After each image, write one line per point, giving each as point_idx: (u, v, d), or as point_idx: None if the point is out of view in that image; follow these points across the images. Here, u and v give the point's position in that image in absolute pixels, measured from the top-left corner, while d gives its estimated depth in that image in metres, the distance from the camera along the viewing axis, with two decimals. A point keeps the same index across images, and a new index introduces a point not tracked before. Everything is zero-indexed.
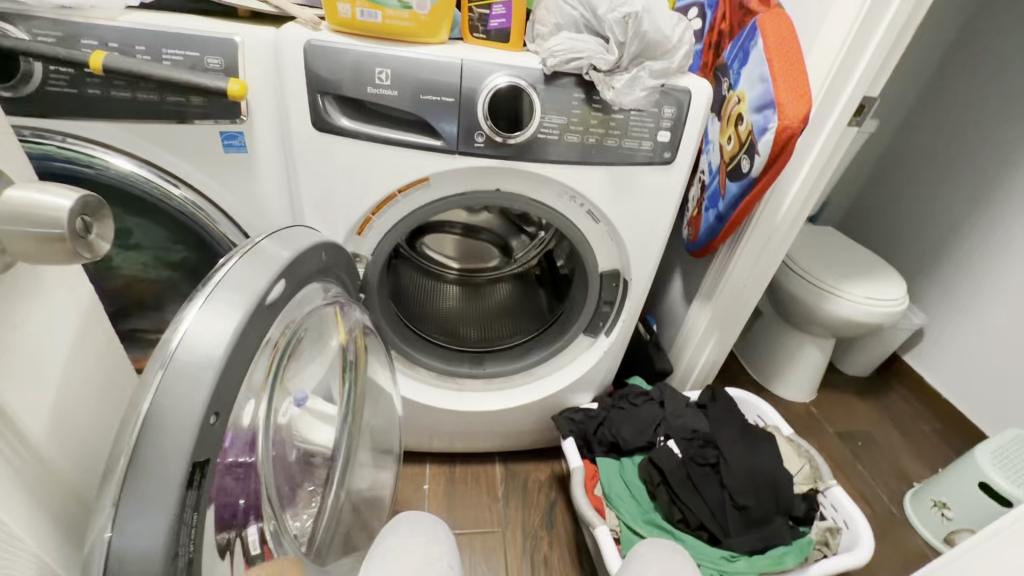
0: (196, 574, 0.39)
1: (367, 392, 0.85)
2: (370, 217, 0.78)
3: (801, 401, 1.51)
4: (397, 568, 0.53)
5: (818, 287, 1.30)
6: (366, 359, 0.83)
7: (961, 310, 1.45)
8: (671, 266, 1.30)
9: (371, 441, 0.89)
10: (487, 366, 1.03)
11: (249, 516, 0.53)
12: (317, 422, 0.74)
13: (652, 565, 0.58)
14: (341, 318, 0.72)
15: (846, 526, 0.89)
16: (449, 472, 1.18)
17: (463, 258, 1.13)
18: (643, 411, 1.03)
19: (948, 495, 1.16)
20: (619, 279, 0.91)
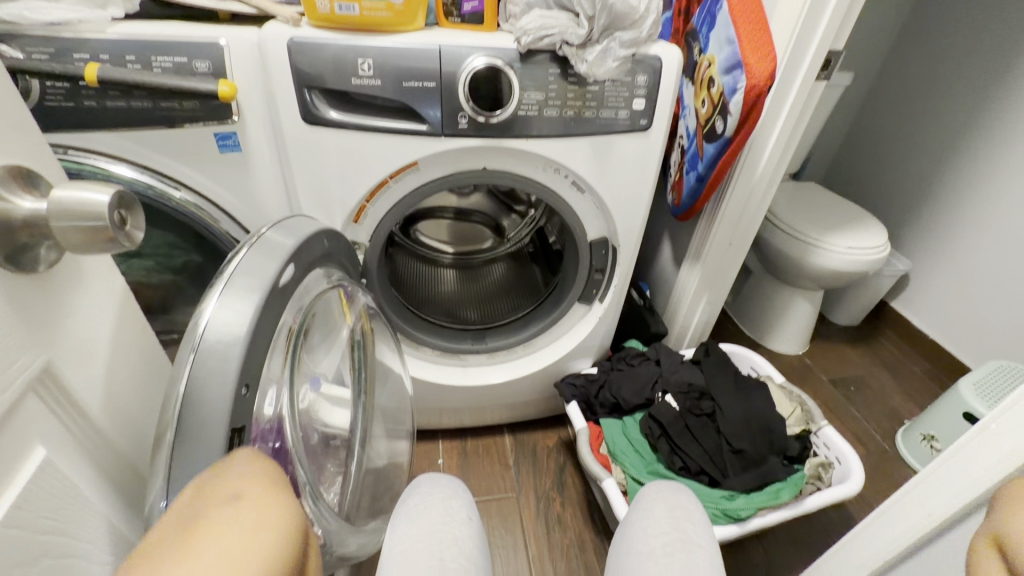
0: None
1: (376, 372, 0.90)
2: (366, 204, 0.82)
3: (795, 353, 1.57)
4: (419, 520, 0.58)
5: (802, 241, 1.34)
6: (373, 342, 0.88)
7: (943, 252, 1.50)
8: (659, 232, 1.34)
9: (385, 419, 0.94)
10: (489, 341, 1.08)
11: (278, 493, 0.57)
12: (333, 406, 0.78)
13: (659, 501, 0.63)
14: (345, 302, 0.77)
15: (839, 462, 0.96)
16: (461, 446, 1.23)
17: (457, 242, 1.17)
18: (640, 370, 1.08)
19: (936, 428, 1.21)
20: (608, 246, 0.95)
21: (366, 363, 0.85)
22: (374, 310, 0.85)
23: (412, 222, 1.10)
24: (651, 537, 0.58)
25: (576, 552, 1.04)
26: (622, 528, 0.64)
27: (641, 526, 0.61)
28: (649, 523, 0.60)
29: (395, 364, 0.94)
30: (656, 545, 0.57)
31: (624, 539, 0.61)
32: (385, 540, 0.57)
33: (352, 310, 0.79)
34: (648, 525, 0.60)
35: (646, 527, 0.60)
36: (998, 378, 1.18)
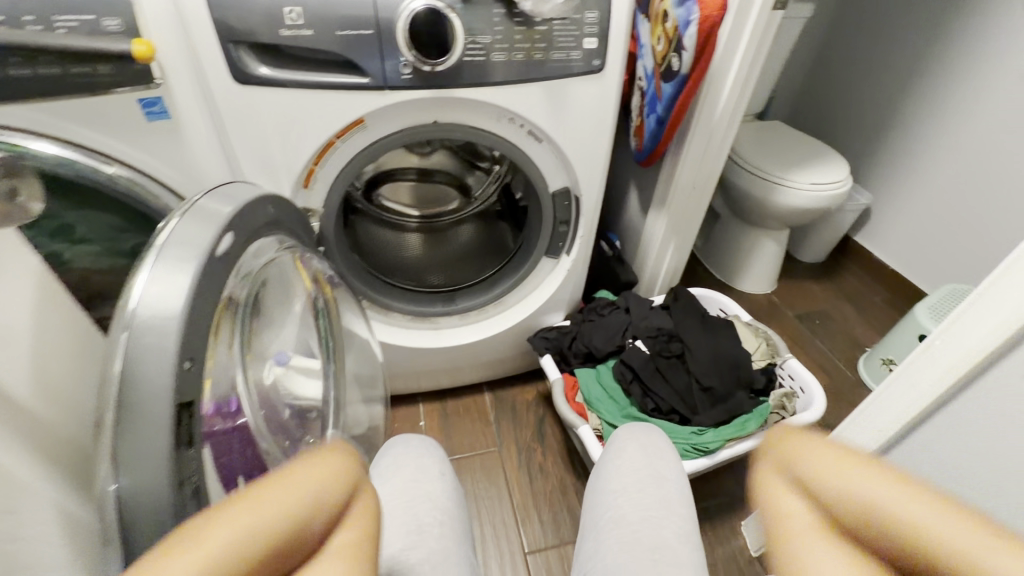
0: (206, 500, 0.44)
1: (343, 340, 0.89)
2: (314, 168, 0.79)
3: (763, 292, 1.61)
4: (393, 480, 0.59)
5: (766, 181, 1.35)
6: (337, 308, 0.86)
7: (903, 183, 1.53)
8: (625, 181, 1.33)
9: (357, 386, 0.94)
10: (459, 302, 1.08)
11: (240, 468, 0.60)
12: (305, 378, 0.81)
13: (630, 442, 0.66)
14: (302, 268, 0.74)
15: (802, 392, 1.00)
16: (441, 408, 1.25)
17: (421, 205, 1.10)
18: (610, 318, 1.09)
19: (895, 352, 1.27)
20: (571, 197, 0.94)
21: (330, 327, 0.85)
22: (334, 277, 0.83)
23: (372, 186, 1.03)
24: (623, 476, 0.62)
25: (558, 496, 1.08)
26: (596, 467, 0.67)
27: (614, 466, 0.63)
28: (622, 462, 0.63)
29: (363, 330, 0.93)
30: (629, 483, 0.60)
31: (597, 479, 0.64)
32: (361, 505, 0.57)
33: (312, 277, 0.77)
34: (620, 465, 0.63)
35: (618, 467, 0.63)
36: (951, 301, 1.23)
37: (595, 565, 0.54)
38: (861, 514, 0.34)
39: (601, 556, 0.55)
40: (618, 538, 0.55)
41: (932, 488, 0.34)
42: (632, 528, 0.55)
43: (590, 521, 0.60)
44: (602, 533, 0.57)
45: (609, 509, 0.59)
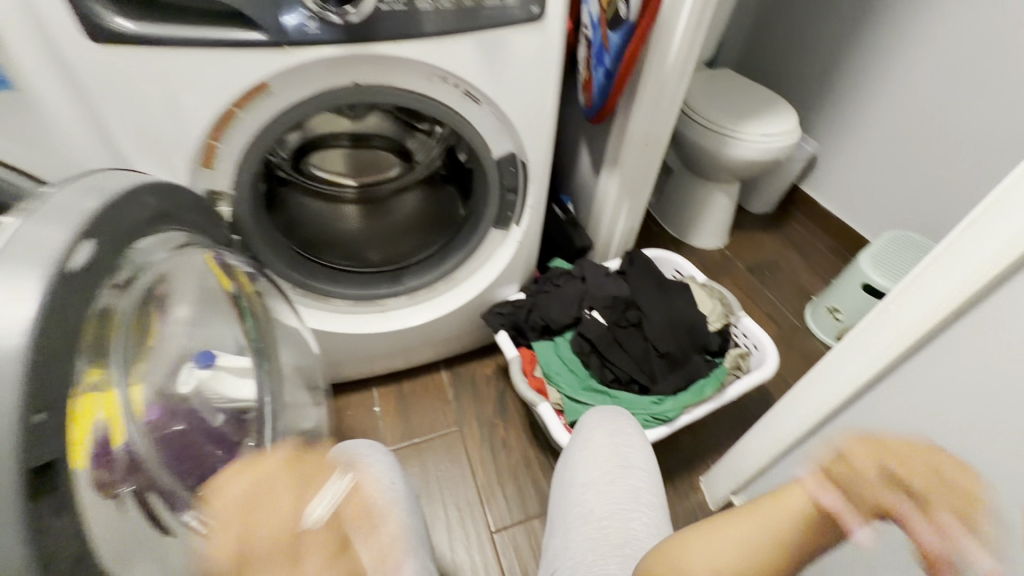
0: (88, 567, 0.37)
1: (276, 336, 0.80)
2: (215, 143, 0.67)
3: (715, 246, 1.61)
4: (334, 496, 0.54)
5: (718, 133, 1.31)
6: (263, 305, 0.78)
7: (848, 130, 1.53)
8: (575, 139, 1.25)
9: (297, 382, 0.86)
10: (406, 281, 1.00)
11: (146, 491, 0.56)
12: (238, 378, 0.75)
13: (597, 429, 0.63)
14: (214, 263, 0.66)
15: (755, 349, 1.01)
16: (397, 390, 1.19)
17: (357, 172, 0.97)
18: (567, 289, 1.04)
19: (839, 301, 1.31)
20: (517, 163, 0.86)
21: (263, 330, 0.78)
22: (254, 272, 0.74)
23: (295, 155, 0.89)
24: (590, 467, 0.59)
25: (522, 470, 1.07)
26: (562, 456, 0.64)
27: (580, 457, 0.60)
28: (587, 452, 0.60)
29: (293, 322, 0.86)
30: (596, 475, 0.57)
31: (563, 470, 0.61)
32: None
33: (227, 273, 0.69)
34: (588, 455, 0.60)
35: (585, 458, 0.60)
36: (891, 248, 1.27)
37: (562, 566, 0.52)
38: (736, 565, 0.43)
39: (568, 555, 0.53)
40: (583, 535, 0.53)
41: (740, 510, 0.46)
42: (599, 524, 0.53)
43: (556, 516, 0.58)
44: (570, 530, 0.55)
45: (576, 505, 0.56)
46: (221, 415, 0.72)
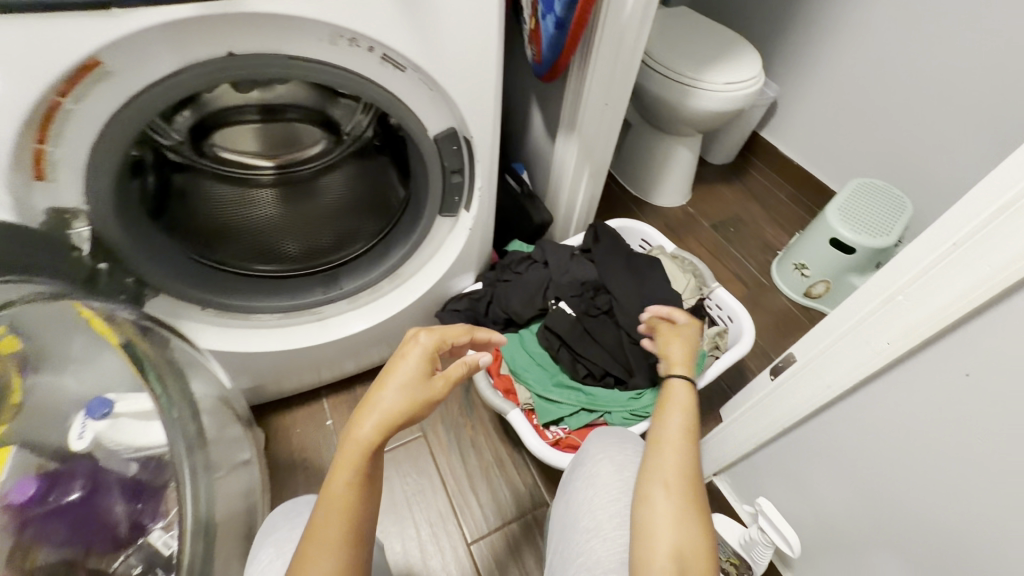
0: None
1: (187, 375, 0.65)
2: (44, 147, 0.51)
3: (678, 204, 1.53)
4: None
5: (679, 83, 1.19)
6: (166, 359, 0.62)
7: (810, 71, 1.45)
8: (525, 98, 1.10)
9: (220, 432, 0.72)
10: (343, 284, 0.88)
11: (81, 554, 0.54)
12: (142, 423, 0.59)
13: (603, 461, 0.56)
14: (90, 313, 0.55)
15: (731, 321, 0.95)
16: (350, 398, 1.08)
17: (273, 149, 0.77)
18: (529, 278, 0.95)
19: (807, 257, 1.27)
20: (459, 140, 0.72)
21: (173, 395, 0.58)
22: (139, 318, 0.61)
23: (181, 135, 0.69)
24: (596, 510, 0.52)
25: (496, 472, 1.00)
26: (568, 496, 0.57)
27: (586, 497, 0.54)
28: (594, 494, 0.54)
29: (194, 351, 0.71)
30: (602, 519, 0.51)
31: (570, 514, 0.55)
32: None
33: (110, 324, 0.57)
34: (594, 496, 0.54)
35: (592, 499, 0.54)
36: (857, 198, 1.22)
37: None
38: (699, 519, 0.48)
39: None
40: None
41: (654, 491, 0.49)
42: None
43: (558, 566, 0.52)
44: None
45: (581, 555, 0.50)
46: (137, 465, 0.60)
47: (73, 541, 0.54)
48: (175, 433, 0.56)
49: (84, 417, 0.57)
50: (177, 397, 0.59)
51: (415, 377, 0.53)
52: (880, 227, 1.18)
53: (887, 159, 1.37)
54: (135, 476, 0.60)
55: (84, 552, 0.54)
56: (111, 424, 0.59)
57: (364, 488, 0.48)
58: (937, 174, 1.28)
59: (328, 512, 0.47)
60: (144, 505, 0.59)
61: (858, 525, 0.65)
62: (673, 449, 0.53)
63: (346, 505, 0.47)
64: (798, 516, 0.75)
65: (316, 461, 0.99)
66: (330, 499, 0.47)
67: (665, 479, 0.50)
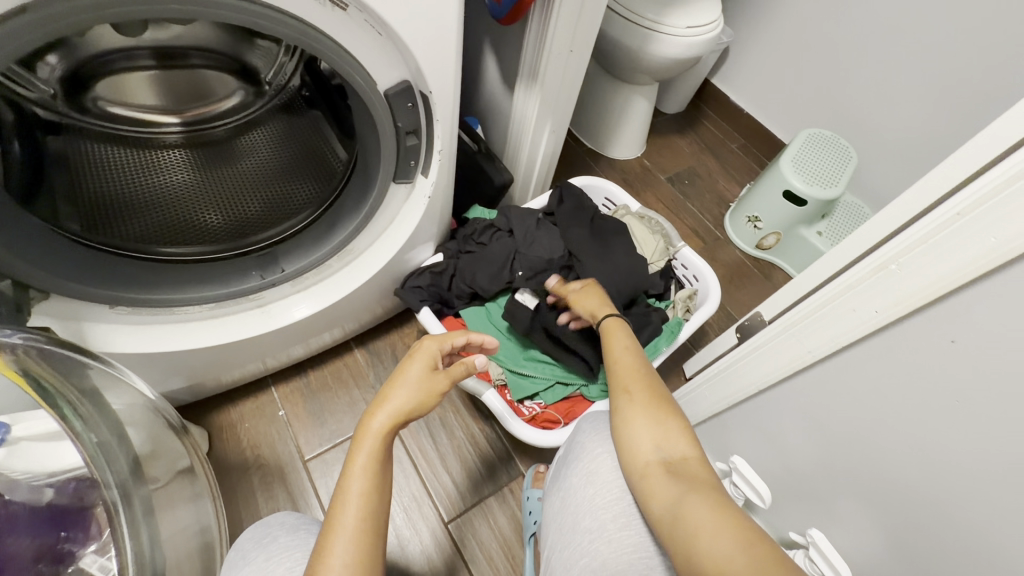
0: None
1: (99, 406, 0.54)
2: None
3: (633, 157, 1.49)
4: None
5: (638, 28, 1.11)
6: (77, 387, 0.52)
7: (763, 14, 1.42)
8: (476, 41, 0.98)
9: (156, 461, 0.62)
10: (284, 266, 0.76)
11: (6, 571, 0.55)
12: (54, 444, 0.59)
13: (603, 458, 0.59)
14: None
15: (697, 281, 0.95)
16: (302, 385, 0.98)
17: (177, 102, 0.66)
18: (495, 249, 0.89)
19: (760, 210, 1.29)
20: (416, 96, 0.62)
21: (92, 420, 0.52)
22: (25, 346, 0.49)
23: (51, 87, 0.55)
24: (599, 510, 0.56)
25: (468, 449, 0.97)
26: (566, 493, 0.61)
27: (588, 494, 0.58)
28: (596, 495, 0.57)
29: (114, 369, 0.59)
30: (606, 520, 0.55)
31: (570, 511, 0.59)
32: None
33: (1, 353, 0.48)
34: (596, 495, 0.57)
35: (594, 498, 0.57)
36: (808, 150, 1.24)
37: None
38: (672, 419, 0.56)
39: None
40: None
41: (626, 403, 0.58)
42: None
43: (559, 565, 0.56)
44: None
45: (587, 556, 0.53)
46: (52, 489, 0.60)
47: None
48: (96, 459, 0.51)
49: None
50: (98, 424, 0.53)
51: (422, 373, 0.53)
52: (829, 178, 1.21)
53: (833, 109, 1.39)
54: (51, 502, 0.60)
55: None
56: (10, 452, 0.58)
57: (376, 489, 0.46)
58: (879, 124, 1.32)
59: (343, 514, 0.44)
60: (68, 533, 0.59)
61: (824, 476, 0.69)
62: (629, 368, 0.63)
63: (360, 502, 0.45)
64: (767, 470, 0.78)
65: (271, 457, 0.91)
66: (345, 501, 0.45)
67: (627, 389, 0.60)
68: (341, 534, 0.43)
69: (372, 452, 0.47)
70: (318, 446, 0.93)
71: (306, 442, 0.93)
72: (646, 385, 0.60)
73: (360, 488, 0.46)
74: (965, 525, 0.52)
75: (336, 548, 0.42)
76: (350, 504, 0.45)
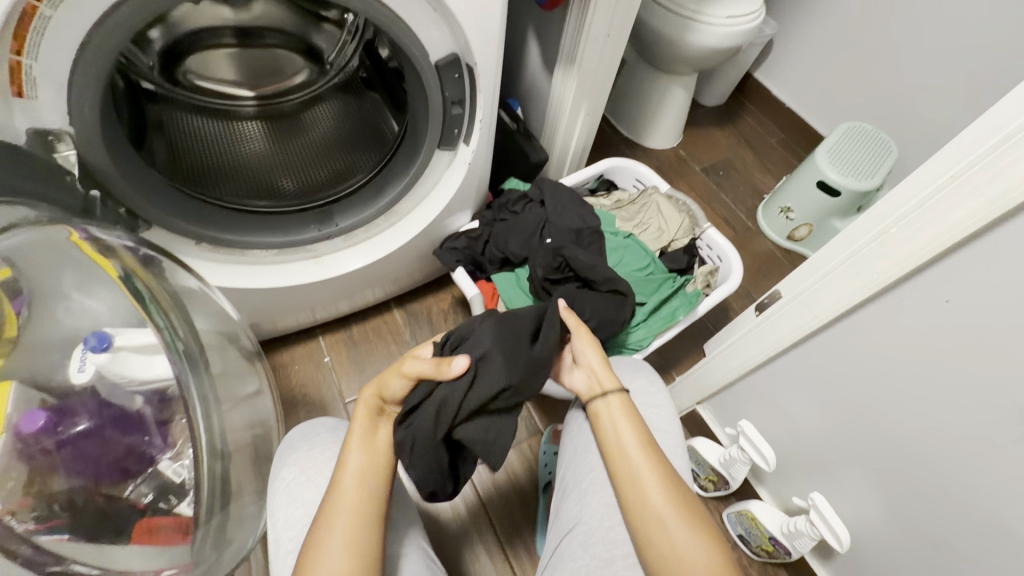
0: None
1: (178, 301, 0.64)
2: (22, 59, 0.49)
3: (670, 146, 1.52)
4: (303, 492, 0.55)
5: (677, 18, 1.15)
6: (167, 291, 0.63)
7: (809, 7, 1.42)
8: (522, 27, 1.05)
9: (226, 383, 0.70)
10: (339, 222, 0.84)
11: (125, 461, 0.60)
12: (150, 356, 0.61)
13: None
14: (85, 244, 0.57)
15: (721, 260, 0.98)
16: (346, 337, 1.09)
17: (256, 79, 0.77)
18: (482, 378, 0.54)
19: (792, 201, 1.30)
20: (462, 67, 0.70)
21: (179, 331, 0.61)
22: (138, 248, 0.62)
23: (152, 58, 0.65)
24: None
25: None
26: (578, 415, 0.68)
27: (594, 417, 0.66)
28: None
29: (199, 283, 0.70)
30: None
31: (581, 430, 0.67)
32: (268, 524, 0.55)
33: (107, 256, 0.58)
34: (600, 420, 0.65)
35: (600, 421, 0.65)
36: (845, 143, 1.24)
37: (577, 526, 0.59)
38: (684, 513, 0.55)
39: (584, 519, 0.59)
40: (601, 502, 0.60)
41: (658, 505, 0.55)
42: None
43: (572, 480, 0.64)
44: (585, 494, 0.61)
45: (594, 468, 0.62)
46: (141, 398, 0.62)
47: (92, 472, 0.58)
48: (182, 366, 0.59)
49: (84, 351, 0.59)
50: (179, 327, 0.61)
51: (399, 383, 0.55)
52: (865, 170, 1.21)
53: (878, 103, 1.38)
54: (140, 409, 0.62)
55: (99, 482, 0.58)
56: (113, 359, 0.59)
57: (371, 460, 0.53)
58: (924, 120, 1.30)
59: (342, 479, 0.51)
60: (150, 438, 0.62)
61: (828, 440, 0.72)
62: (652, 462, 0.57)
63: (357, 470, 0.52)
64: (775, 438, 0.81)
65: (317, 397, 1.01)
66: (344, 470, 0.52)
67: (648, 491, 0.56)
68: (341, 499, 0.50)
69: (363, 429, 0.55)
70: (358, 389, 1.03)
71: (348, 386, 1.03)
72: (673, 485, 0.57)
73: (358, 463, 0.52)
74: (985, 481, 0.54)
75: (337, 511, 0.50)
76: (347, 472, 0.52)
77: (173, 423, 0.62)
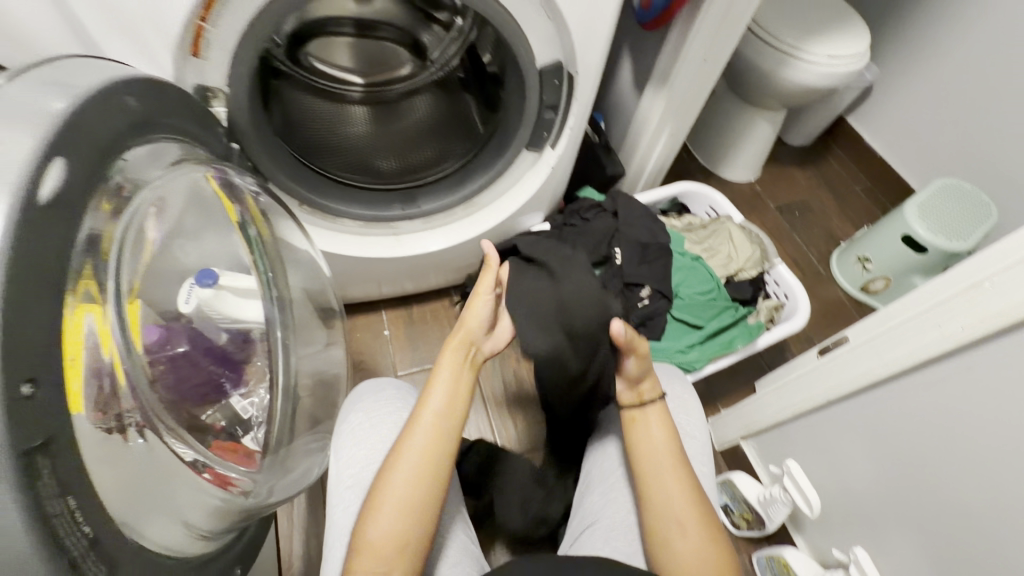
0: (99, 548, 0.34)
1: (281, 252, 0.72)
2: (203, 25, 0.58)
3: (747, 180, 1.50)
4: (363, 435, 0.60)
5: (773, 53, 1.15)
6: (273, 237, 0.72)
7: (917, 57, 1.36)
8: (617, 44, 1.09)
9: (303, 334, 0.76)
10: (421, 204, 0.90)
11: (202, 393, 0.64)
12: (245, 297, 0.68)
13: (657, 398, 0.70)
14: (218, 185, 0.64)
15: (788, 298, 0.97)
16: (406, 315, 1.15)
17: (365, 66, 0.79)
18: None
19: (871, 251, 1.25)
20: (563, 74, 0.74)
21: (275, 276, 0.69)
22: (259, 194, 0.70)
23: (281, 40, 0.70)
24: None
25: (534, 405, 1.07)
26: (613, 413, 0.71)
27: None
28: None
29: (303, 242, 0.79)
30: None
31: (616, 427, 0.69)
32: (329, 460, 0.60)
33: (233, 200, 0.67)
34: None
35: None
36: (937, 199, 1.18)
37: (599, 522, 0.62)
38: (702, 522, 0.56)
39: (607, 513, 0.63)
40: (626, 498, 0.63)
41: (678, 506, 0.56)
42: None
43: (598, 477, 0.67)
44: (613, 489, 0.64)
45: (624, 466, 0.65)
46: (226, 335, 0.68)
47: (182, 391, 0.60)
48: (272, 309, 0.67)
49: (192, 283, 0.66)
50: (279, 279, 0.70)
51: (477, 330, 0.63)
52: (958, 231, 1.15)
53: (981, 163, 1.30)
54: (223, 345, 0.68)
55: (186, 401, 0.60)
56: (215, 295, 0.67)
57: (434, 456, 0.53)
58: None
59: (389, 484, 0.51)
60: (228, 373, 0.67)
61: (880, 495, 0.70)
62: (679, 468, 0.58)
63: (416, 466, 0.52)
64: (820, 485, 0.79)
65: (372, 366, 1.07)
66: (393, 468, 0.52)
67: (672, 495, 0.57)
68: (387, 500, 0.50)
69: (434, 413, 0.55)
70: (410, 365, 1.09)
71: (402, 360, 1.09)
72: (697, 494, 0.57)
73: (408, 472, 0.51)
74: None
75: (383, 509, 0.50)
76: (389, 483, 0.51)
77: (250, 363, 0.69)
